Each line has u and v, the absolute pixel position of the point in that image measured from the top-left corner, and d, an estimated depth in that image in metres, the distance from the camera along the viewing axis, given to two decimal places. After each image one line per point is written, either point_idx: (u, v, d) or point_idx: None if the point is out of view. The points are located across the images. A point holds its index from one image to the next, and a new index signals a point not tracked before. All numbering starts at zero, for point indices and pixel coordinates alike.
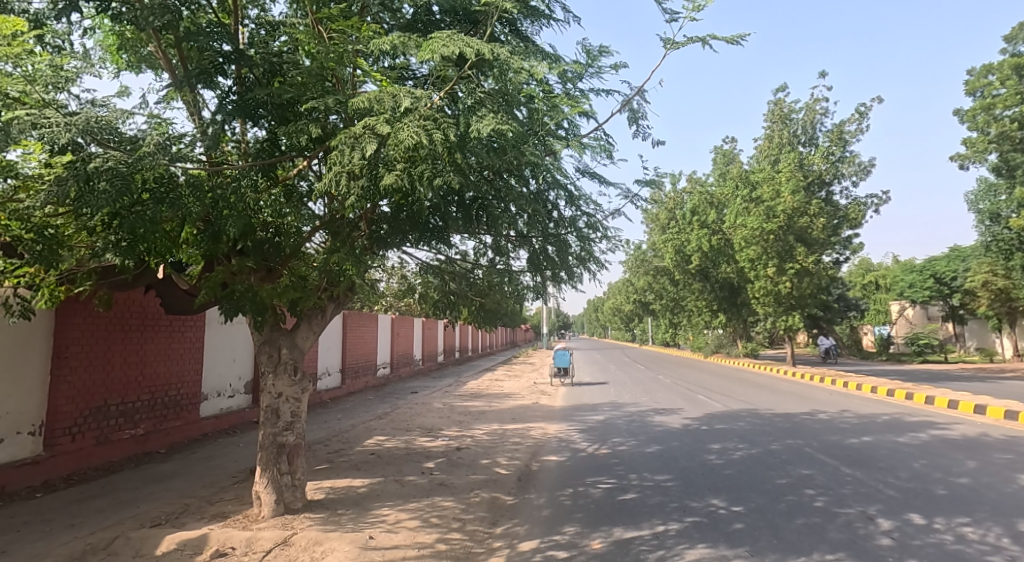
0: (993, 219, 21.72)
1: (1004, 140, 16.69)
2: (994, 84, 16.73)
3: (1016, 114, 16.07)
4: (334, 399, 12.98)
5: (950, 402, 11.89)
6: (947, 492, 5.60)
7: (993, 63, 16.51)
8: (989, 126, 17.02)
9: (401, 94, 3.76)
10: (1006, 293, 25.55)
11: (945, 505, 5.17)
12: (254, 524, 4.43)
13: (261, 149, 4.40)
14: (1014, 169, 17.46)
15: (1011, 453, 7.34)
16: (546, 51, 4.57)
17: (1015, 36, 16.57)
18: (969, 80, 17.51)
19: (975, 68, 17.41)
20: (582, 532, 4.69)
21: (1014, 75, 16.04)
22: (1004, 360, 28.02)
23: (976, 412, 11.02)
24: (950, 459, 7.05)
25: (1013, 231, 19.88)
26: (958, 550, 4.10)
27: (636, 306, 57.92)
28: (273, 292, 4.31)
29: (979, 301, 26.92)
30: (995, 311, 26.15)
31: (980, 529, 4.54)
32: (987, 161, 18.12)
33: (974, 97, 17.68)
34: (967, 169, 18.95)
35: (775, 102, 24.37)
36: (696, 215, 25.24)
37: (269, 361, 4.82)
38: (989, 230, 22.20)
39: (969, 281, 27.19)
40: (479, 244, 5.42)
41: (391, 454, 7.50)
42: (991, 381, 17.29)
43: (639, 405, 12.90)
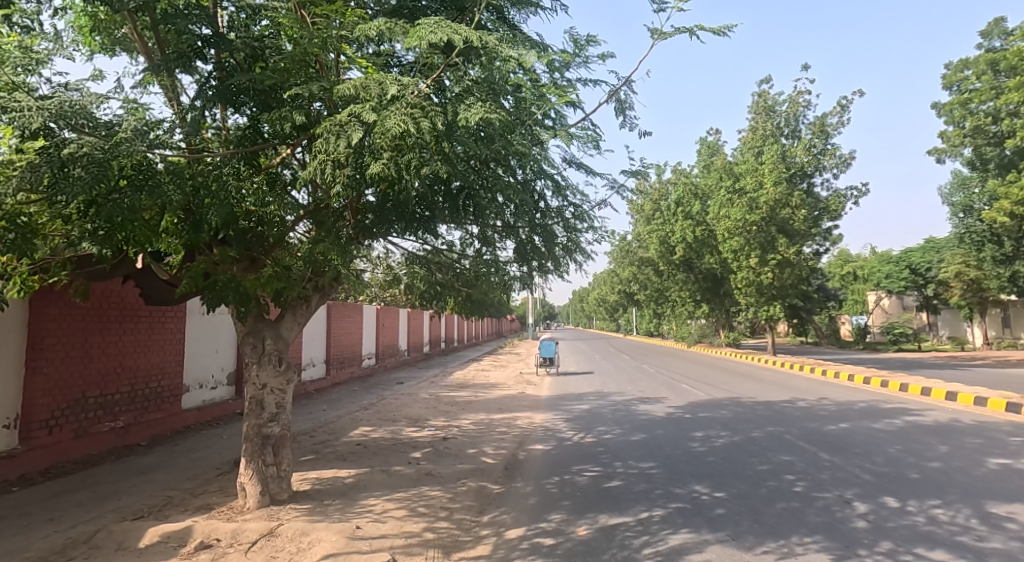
0: (966, 212, 22.12)
1: (979, 134, 17.10)
2: (969, 79, 17.12)
3: (991, 108, 16.46)
4: (320, 390, 12.90)
5: (923, 389, 12.18)
6: (920, 476, 5.74)
7: (969, 58, 16.88)
8: (965, 120, 17.42)
9: (388, 80, 3.71)
10: (978, 283, 26.22)
11: (918, 488, 5.30)
12: (240, 515, 4.40)
13: (244, 136, 4.37)
14: (986, 164, 17.93)
15: (981, 438, 7.56)
16: (534, 40, 4.55)
17: (990, 31, 16.89)
18: (946, 74, 17.86)
19: (952, 62, 17.72)
20: (569, 519, 4.73)
21: (989, 69, 16.50)
22: (974, 348, 28.84)
23: (947, 398, 11.31)
24: (923, 444, 7.23)
25: (985, 223, 20.28)
26: (930, 532, 4.21)
27: (622, 297, 58.58)
28: (257, 282, 4.24)
29: (951, 291, 27.55)
30: (967, 300, 26.95)
31: (951, 510, 4.67)
32: (961, 155, 18.49)
33: (950, 91, 18.04)
34: (943, 162, 19.35)
35: (759, 93, 24.59)
36: (681, 206, 25.62)
37: (253, 352, 4.73)
38: (962, 222, 22.58)
39: (942, 271, 27.79)
40: (466, 234, 5.43)
41: (378, 445, 7.47)
42: (961, 368, 17.77)
43: (624, 394, 13.04)
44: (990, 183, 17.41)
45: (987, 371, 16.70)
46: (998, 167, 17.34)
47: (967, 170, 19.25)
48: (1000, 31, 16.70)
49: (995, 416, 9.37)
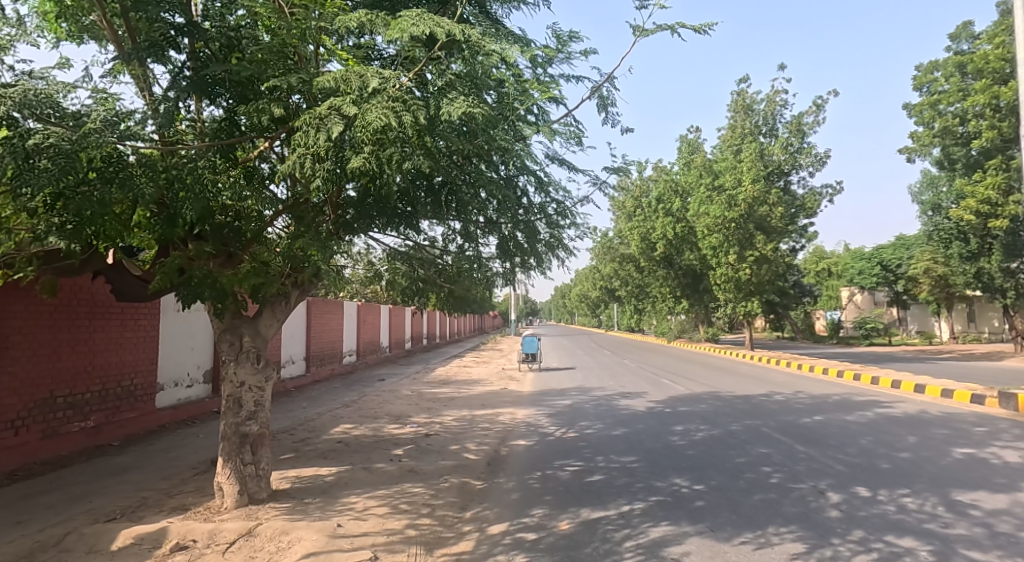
0: (934, 210, 22.69)
1: (947, 135, 17.52)
2: (939, 81, 17.59)
3: (958, 110, 16.92)
4: (299, 387, 12.74)
5: (893, 382, 12.47)
6: (891, 466, 5.87)
7: (938, 60, 17.32)
8: (934, 121, 17.83)
9: (369, 73, 3.66)
10: (945, 279, 26.91)
11: (888, 478, 5.42)
12: (218, 515, 4.32)
13: (219, 128, 4.27)
14: (953, 164, 18.34)
15: (947, 428, 7.76)
16: (517, 34, 4.52)
17: (959, 34, 17.26)
18: (916, 75, 18.26)
19: (922, 64, 18.15)
20: (551, 514, 4.74)
21: (957, 72, 17.00)
22: (941, 342, 29.69)
23: (916, 391, 11.60)
24: (893, 435, 7.40)
25: (953, 221, 20.81)
26: (900, 520, 4.30)
27: (603, 293, 59.03)
28: (234, 278, 4.15)
29: (920, 287, 28.27)
30: (935, 295, 27.80)
31: (919, 499, 4.78)
32: (930, 155, 18.91)
33: (920, 93, 18.47)
34: (913, 162, 19.77)
35: (738, 92, 24.87)
36: (662, 203, 25.87)
37: (231, 349, 4.64)
38: (930, 220, 23.15)
39: (912, 268, 28.50)
40: (448, 230, 5.40)
41: (359, 442, 7.41)
42: (929, 362, 18.27)
43: (606, 389, 13.11)
44: (956, 183, 17.87)
45: (953, 364, 17.17)
46: (965, 167, 17.75)
47: (936, 169, 19.70)
48: (968, 35, 17.09)
49: (961, 408, 9.63)
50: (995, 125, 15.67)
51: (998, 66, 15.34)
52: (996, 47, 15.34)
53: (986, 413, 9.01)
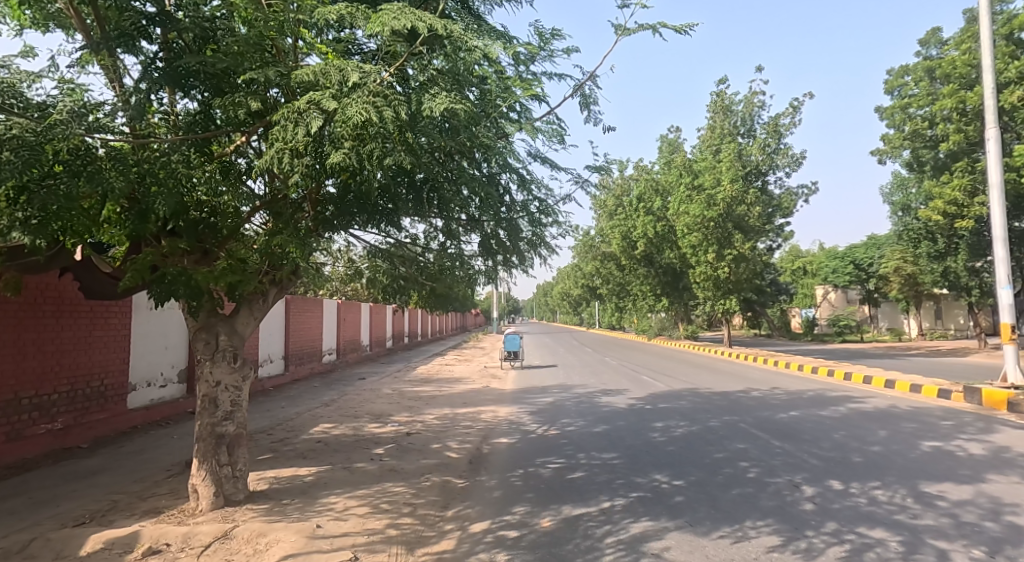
0: (904, 211, 23.14)
1: (917, 138, 17.91)
2: (909, 85, 18.02)
3: (927, 113, 17.36)
4: (277, 386, 12.55)
5: (864, 378, 12.75)
6: (863, 459, 5.99)
7: (908, 64, 17.77)
8: (905, 124, 18.23)
9: (349, 67, 3.60)
10: (914, 278, 27.58)
11: (861, 471, 5.52)
12: (192, 518, 4.22)
13: (194, 121, 4.18)
14: (923, 166, 18.66)
15: (916, 422, 7.95)
16: (499, 31, 4.48)
17: (928, 40, 17.66)
18: (888, 79, 18.67)
19: (893, 68, 18.56)
20: (532, 511, 4.72)
21: (926, 76, 17.46)
22: (910, 338, 30.48)
23: (887, 386, 11.86)
24: (865, 429, 7.55)
25: (922, 222, 21.34)
26: (871, 512, 4.38)
27: (584, 291, 59.38)
28: (210, 275, 4.05)
29: (890, 285, 28.95)
30: (904, 294, 28.36)
31: (889, 491, 4.87)
32: (901, 157, 19.33)
33: (891, 96, 18.88)
34: (885, 163, 20.19)
35: (717, 93, 25.11)
36: (642, 202, 26.08)
37: (206, 348, 4.52)
38: (900, 220, 23.69)
39: (883, 266, 29.14)
40: (430, 227, 5.35)
41: (339, 442, 7.31)
42: (899, 358, 18.73)
43: (587, 387, 13.16)
44: (925, 185, 18.33)
45: (922, 360, 17.63)
46: (934, 168, 18.15)
47: (906, 171, 20.17)
48: (937, 40, 17.49)
49: (929, 402, 9.89)
50: (962, 128, 16.10)
51: (965, 71, 15.79)
52: (964, 53, 15.78)
53: (952, 407, 9.26)
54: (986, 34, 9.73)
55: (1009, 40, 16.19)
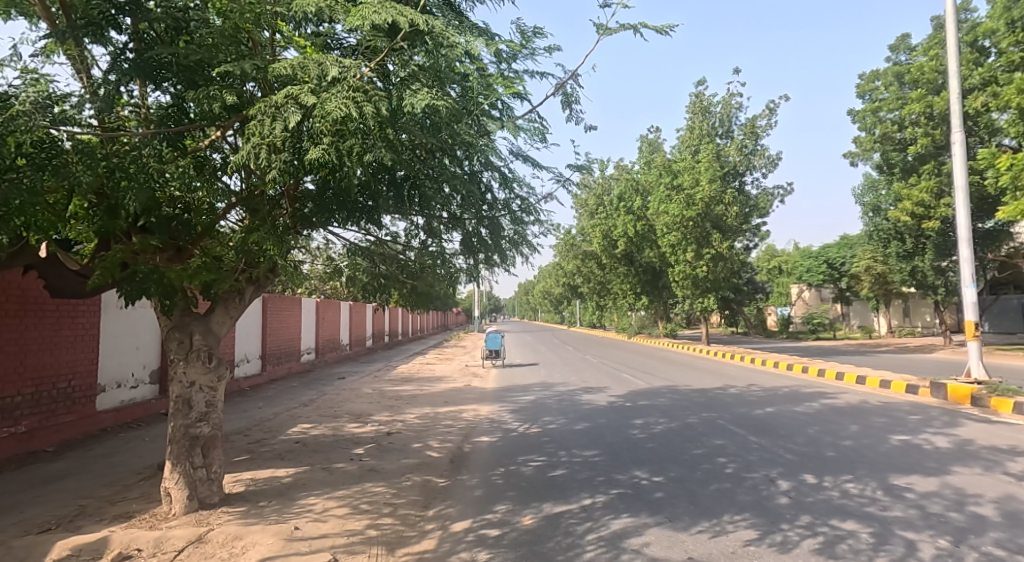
0: (875, 213, 23.33)
1: (886, 141, 18.29)
2: (879, 89, 18.42)
3: (896, 117, 17.76)
4: (254, 386, 12.33)
5: (837, 374, 13.01)
6: (835, 453, 6.09)
7: (878, 69, 18.18)
8: (875, 127, 18.60)
9: (328, 61, 3.54)
10: (884, 277, 28.21)
11: (834, 465, 5.61)
12: (165, 522, 4.12)
13: (166, 115, 4.04)
14: (892, 168, 18.88)
15: (886, 417, 8.13)
16: (481, 27, 4.43)
17: (898, 46, 18.07)
18: (859, 83, 19.07)
19: (865, 73, 18.95)
20: (514, 509, 4.70)
21: (896, 81, 17.89)
22: (880, 336, 31.21)
23: (858, 382, 12.12)
24: (838, 424, 7.70)
25: (891, 222, 21.88)
26: (843, 504, 4.46)
27: (565, 289, 59.62)
28: (183, 273, 3.94)
29: (862, 284, 29.59)
30: (874, 292, 29.02)
31: (860, 484, 4.97)
32: (872, 159, 19.74)
33: (863, 100, 19.27)
34: (856, 165, 20.61)
35: (696, 94, 25.34)
36: (623, 201, 26.26)
37: (180, 348, 4.40)
38: (871, 220, 24.22)
39: (854, 266, 29.76)
40: (410, 224, 5.30)
41: (318, 442, 7.21)
42: (869, 354, 19.17)
43: (568, 384, 13.20)
44: (894, 187, 18.78)
45: (892, 357, 18.05)
46: (901, 171, 18.42)
47: (876, 173, 20.65)
48: (906, 47, 17.91)
49: (898, 397, 10.13)
50: (929, 132, 16.81)
51: (932, 77, 16.27)
52: (931, 59, 16.20)
53: (920, 402, 9.50)
54: (952, 39, 9.93)
55: (973, 48, 16.68)
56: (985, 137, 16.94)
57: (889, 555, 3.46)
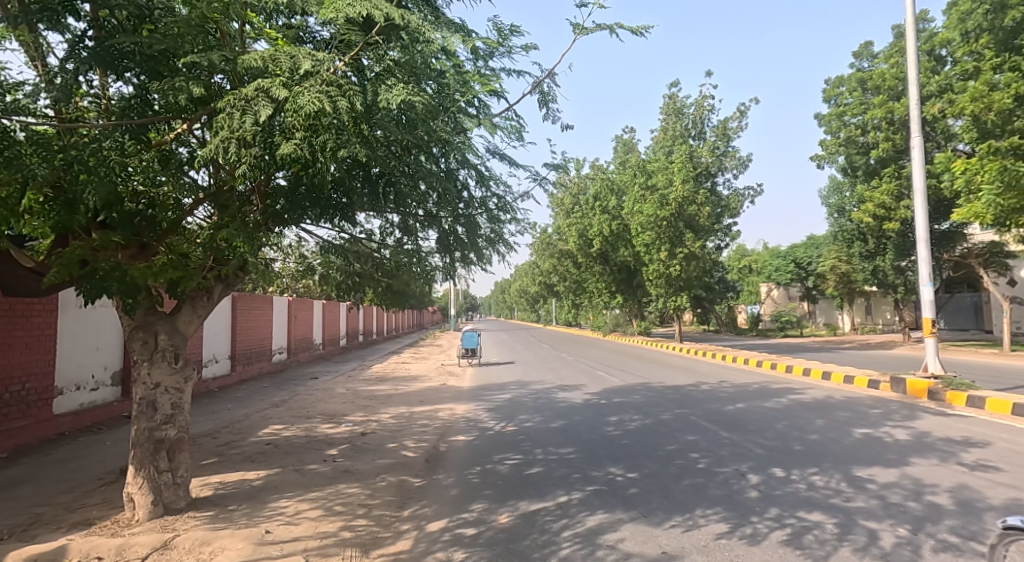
0: (839, 214, 24.01)
1: (851, 144, 18.77)
2: (844, 95, 18.90)
3: (859, 121, 18.26)
4: (223, 387, 12.04)
5: (804, 370, 13.31)
6: (802, 447, 6.22)
7: (843, 75, 18.65)
8: (840, 131, 19.03)
9: (300, 54, 3.44)
10: (848, 276, 28.99)
11: (801, 458, 5.73)
12: (128, 529, 3.96)
13: (129, 106, 3.90)
14: (856, 171, 19.26)
15: (850, 411, 8.34)
16: (457, 23, 4.38)
17: (861, 52, 18.59)
18: (826, 88, 19.54)
19: (830, 78, 19.43)
20: (490, 508, 4.67)
21: (859, 87, 18.46)
22: (845, 333, 32.12)
23: (824, 377, 12.42)
24: (805, 418, 7.87)
25: (855, 223, 22.51)
26: (810, 496, 4.54)
27: (541, 288, 59.79)
28: (147, 271, 3.78)
29: (827, 283, 30.37)
30: (839, 291, 29.81)
31: (826, 476, 5.07)
32: (837, 162, 20.25)
33: (828, 105, 19.73)
34: (822, 168, 21.12)
35: (670, 95, 25.64)
36: (599, 200, 26.48)
37: (143, 348, 4.25)
38: (836, 221, 24.87)
39: (820, 265, 30.53)
40: (385, 222, 5.22)
41: (290, 444, 7.06)
42: (834, 351, 19.71)
43: (544, 382, 13.23)
44: (858, 189, 19.32)
45: (856, 353, 18.61)
46: (864, 173, 18.92)
47: (841, 175, 21.20)
48: (869, 54, 18.43)
49: (861, 392, 10.41)
50: (890, 136, 17.27)
51: (893, 84, 16.71)
52: (891, 67, 16.71)
53: (881, 396, 9.78)
54: (912, 47, 10.23)
55: (931, 56, 17.19)
56: (942, 142, 17.56)
57: (853, 545, 3.53)
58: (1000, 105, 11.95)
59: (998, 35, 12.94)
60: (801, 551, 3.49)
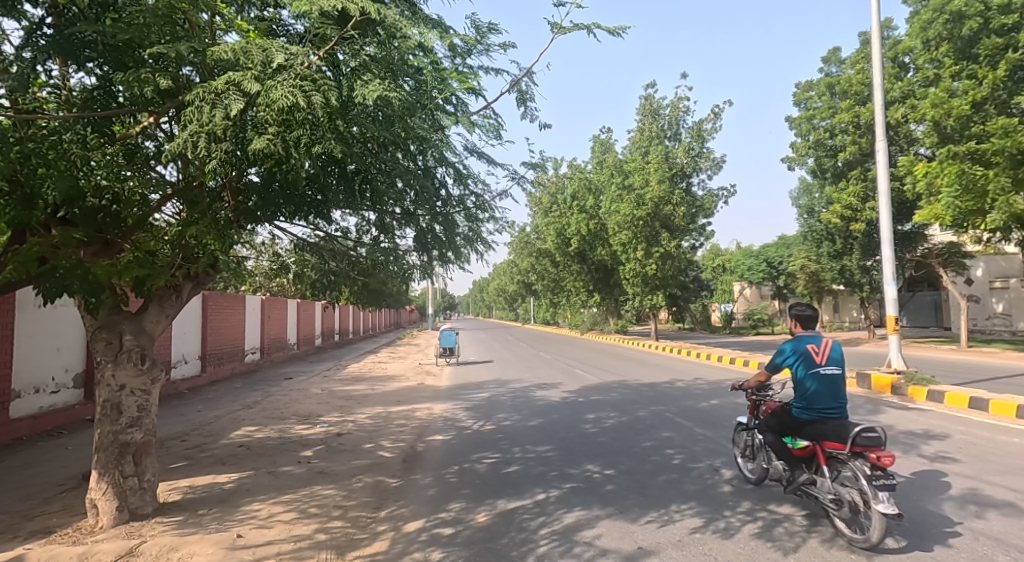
0: (808, 214, 24.59)
1: (819, 147, 19.19)
2: (813, 99, 19.27)
3: (828, 125, 18.69)
4: (193, 388, 11.74)
5: None
6: None
7: (812, 80, 19.04)
8: (810, 134, 19.42)
9: (273, 47, 3.36)
10: (817, 276, 29.67)
11: None
12: (91, 536, 3.81)
13: (91, 98, 3.75)
14: (824, 173, 19.85)
15: None
16: (435, 20, 4.32)
17: (829, 58, 18.98)
18: (795, 92, 19.93)
19: (801, 82, 19.79)
20: (467, 507, 4.63)
21: (827, 92, 18.76)
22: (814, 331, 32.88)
23: None
24: None
25: (824, 224, 23.04)
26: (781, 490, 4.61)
27: (519, 287, 59.80)
28: (111, 269, 3.63)
29: (797, 282, 31.04)
30: (808, 290, 30.50)
31: None
32: (807, 164, 20.67)
33: (798, 108, 20.10)
34: (793, 170, 21.54)
35: (646, 97, 25.90)
36: (576, 200, 26.62)
37: (107, 350, 4.09)
38: (806, 222, 25.43)
39: (791, 265, 31.17)
40: (362, 220, 5.13)
41: (263, 446, 6.91)
42: (805, 348, 20.15)
43: (522, 381, 13.22)
44: (827, 191, 19.76)
45: (825, 350, 19.05)
46: (832, 176, 19.38)
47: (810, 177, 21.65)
48: (837, 59, 18.85)
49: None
50: (856, 140, 17.67)
51: (859, 89, 17.17)
52: (858, 73, 17.12)
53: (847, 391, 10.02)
54: (877, 53, 10.48)
55: (894, 63, 17.66)
56: (905, 146, 18.07)
57: (821, 536, 3.60)
58: (958, 112, 12.60)
59: (956, 44, 13.50)
60: (772, 543, 3.54)
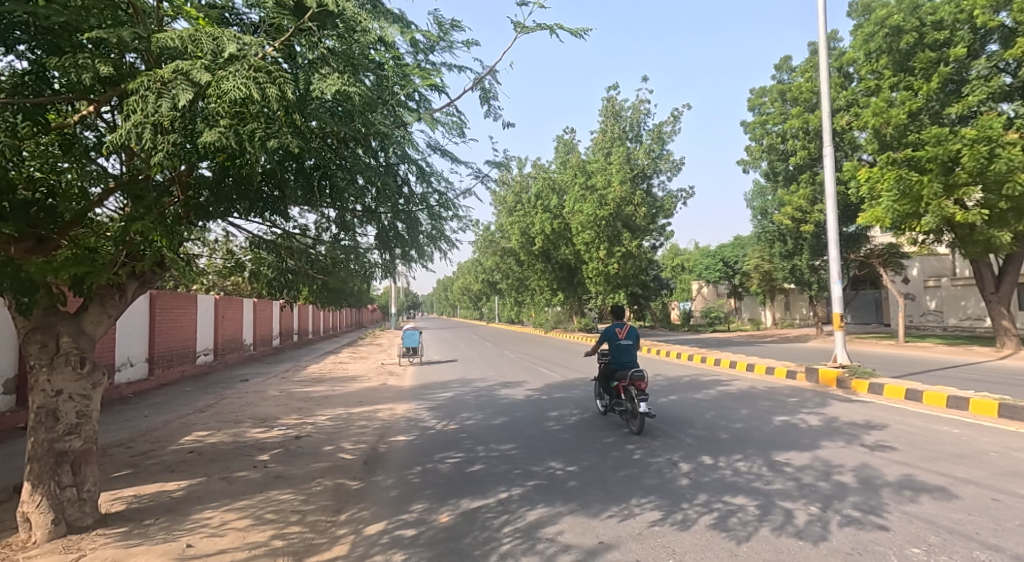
0: (762, 216, 25.39)
1: (772, 151, 19.82)
2: (766, 104, 19.86)
3: (780, 130, 19.29)
4: (139, 393, 11.21)
5: (731, 362, 13.93)
6: (728, 435, 6.47)
7: (765, 86, 19.63)
8: (763, 138, 19.99)
9: (224, 36, 3.20)
10: (769, 275, 30.67)
11: (728, 446, 5.95)
12: (22, 552, 3.56)
13: (21, 84, 3.50)
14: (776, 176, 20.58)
15: (773, 400, 8.79)
16: (396, 14, 4.22)
17: (781, 66, 19.62)
18: (750, 98, 20.49)
19: (755, 88, 20.37)
20: (430, 508, 4.54)
21: (779, 98, 19.40)
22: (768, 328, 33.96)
23: (749, 369, 13.04)
24: (731, 408, 8.21)
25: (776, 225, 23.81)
26: (735, 481, 4.71)
27: (483, 286, 59.66)
28: (46, 266, 3.39)
29: (751, 281, 32.00)
30: (761, 288, 31.49)
31: (750, 461, 5.28)
32: (760, 167, 21.31)
33: (753, 113, 20.65)
34: (748, 172, 22.17)
35: (608, 99, 26.20)
36: (541, 199, 26.72)
37: (41, 353, 3.82)
38: (760, 223, 26.24)
39: (745, 265, 32.11)
40: (321, 217, 4.98)
41: (216, 451, 6.64)
42: (760, 344, 20.80)
43: (485, 380, 13.17)
44: (780, 193, 20.41)
45: (778, 346, 19.69)
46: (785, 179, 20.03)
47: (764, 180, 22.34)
48: (788, 67, 19.50)
49: (780, 382, 11.00)
50: (806, 145, 18.27)
51: (807, 97, 17.82)
52: (807, 81, 17.76)
53: (797, 386, 10.37)
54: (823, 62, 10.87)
55: (841, 72, 18.36)
56: (849, 152, 18.85)
57: (772, 525, 3.68)
58: (897, 120, 13.30)
59: (895, 56, 14.22)
60: (727, 533, 3.59)
